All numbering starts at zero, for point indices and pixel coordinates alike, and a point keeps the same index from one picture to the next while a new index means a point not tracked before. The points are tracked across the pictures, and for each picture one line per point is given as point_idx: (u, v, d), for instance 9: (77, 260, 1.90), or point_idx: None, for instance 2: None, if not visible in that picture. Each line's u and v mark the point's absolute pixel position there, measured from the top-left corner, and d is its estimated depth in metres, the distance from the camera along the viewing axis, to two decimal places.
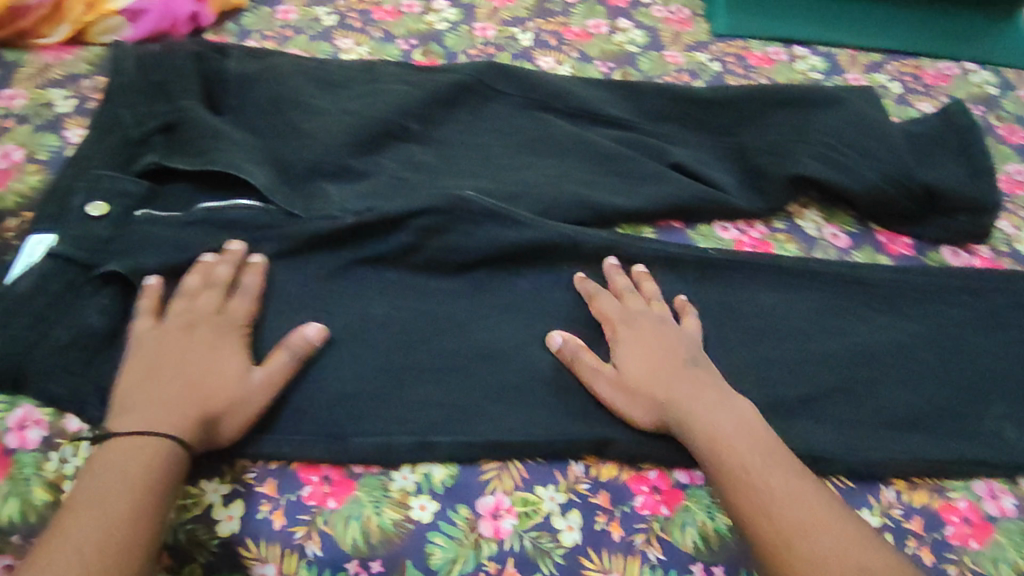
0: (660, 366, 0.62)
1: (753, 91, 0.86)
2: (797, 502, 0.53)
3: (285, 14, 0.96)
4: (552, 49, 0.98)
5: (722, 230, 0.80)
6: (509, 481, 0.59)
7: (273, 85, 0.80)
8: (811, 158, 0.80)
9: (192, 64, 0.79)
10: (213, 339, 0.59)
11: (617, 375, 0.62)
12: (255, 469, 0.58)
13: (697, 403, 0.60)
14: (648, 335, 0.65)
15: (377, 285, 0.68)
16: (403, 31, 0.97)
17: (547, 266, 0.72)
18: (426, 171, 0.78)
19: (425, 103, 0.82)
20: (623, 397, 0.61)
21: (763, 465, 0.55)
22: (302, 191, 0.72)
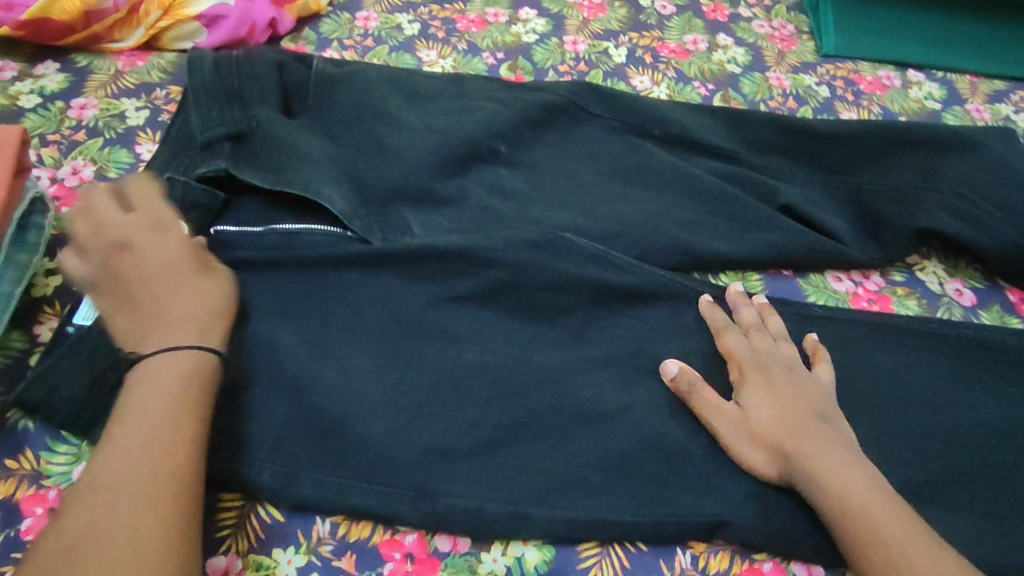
0: (790, 411, 0.57)
1: (877, 126, 0.78)
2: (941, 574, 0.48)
3: (365, 21, 0.91)
4: (647, 68, 0.92)
5: (835, 280, 0.73)
6: (610, 571, 0.54)
7: (357, 97, 0.75)
8: (941, 210, 0.72)
9: (272, 73, 0.73)
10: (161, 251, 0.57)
11: (741, 417, 0.58)
12: (332, 542, 0.54)
13: (829, 456, 0.54)
14: (779, 379, 0.59)
15: (469, 327, 0.62)
16: (489, 42, 0.91)
17: (650, 312, 0.65)
18: (517, 203, 0.72)
19: (516, 125, 0.76)
20: (747, 441, 0.57)
21: (900, 529, 0.50)
22: (386, 225, 0.67)
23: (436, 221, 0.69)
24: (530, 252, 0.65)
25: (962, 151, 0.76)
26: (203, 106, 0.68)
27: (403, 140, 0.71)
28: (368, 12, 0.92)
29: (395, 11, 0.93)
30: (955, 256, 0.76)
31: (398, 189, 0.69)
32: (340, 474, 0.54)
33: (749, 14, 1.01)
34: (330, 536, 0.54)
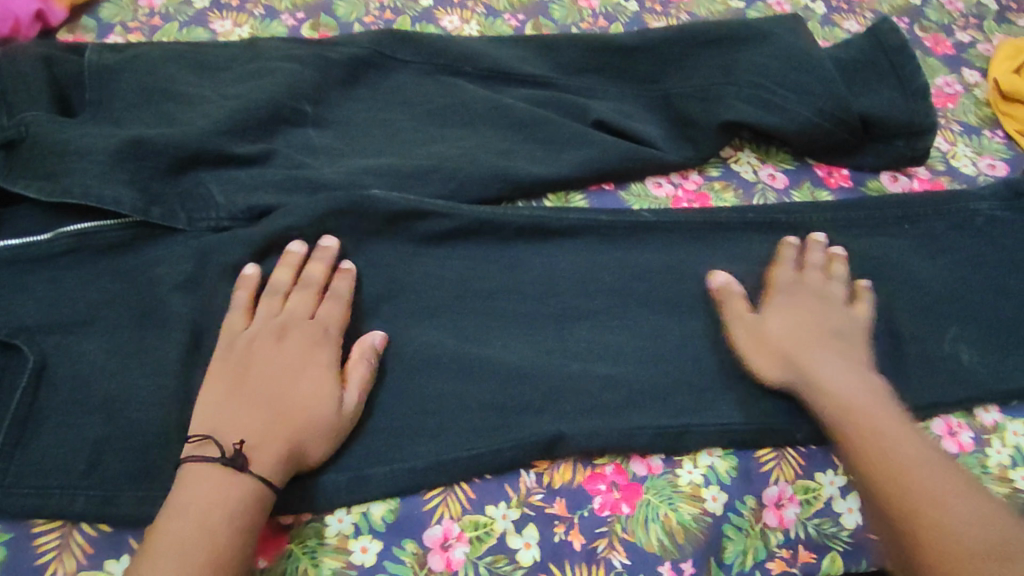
0: (800, 332, 0.60)
1: (674, 32, 0.80)
2: (933, 474, 0.51)
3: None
4: (456, 5, 0.90)
5: (656, 187, 0.75)
6: (457, 506, 0.54)
7: (140, 84, 0.70)
8: (742, 102, 0.75)
9: (40, 69, 0.68)
10: (306, 348, 0.56)
11: (760, 330, 0.61)
12: None
13: (840, 367, 0.58)
14: (805, 304, 0.63)
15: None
16: (287, 3, 0.87)
17: (469, 246, 0.65)
18: (327, 160, 0.70)
19: (317, 82, 0.73)
20: (756, 351, 0.60)
21: (896, 434, 0.54)
22: (185, 198, 0.63)
23: (234, 176, 0.65)
24: (338, 214, 0.62)
25: (756, 45, 0.78)
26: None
27: (194, 117, 0.68)
28: None
29: None
30: (768, 142, 0.80)
31: (189, 166, 0.65)
32: (165, 471, 0.53)
33: None
34: None
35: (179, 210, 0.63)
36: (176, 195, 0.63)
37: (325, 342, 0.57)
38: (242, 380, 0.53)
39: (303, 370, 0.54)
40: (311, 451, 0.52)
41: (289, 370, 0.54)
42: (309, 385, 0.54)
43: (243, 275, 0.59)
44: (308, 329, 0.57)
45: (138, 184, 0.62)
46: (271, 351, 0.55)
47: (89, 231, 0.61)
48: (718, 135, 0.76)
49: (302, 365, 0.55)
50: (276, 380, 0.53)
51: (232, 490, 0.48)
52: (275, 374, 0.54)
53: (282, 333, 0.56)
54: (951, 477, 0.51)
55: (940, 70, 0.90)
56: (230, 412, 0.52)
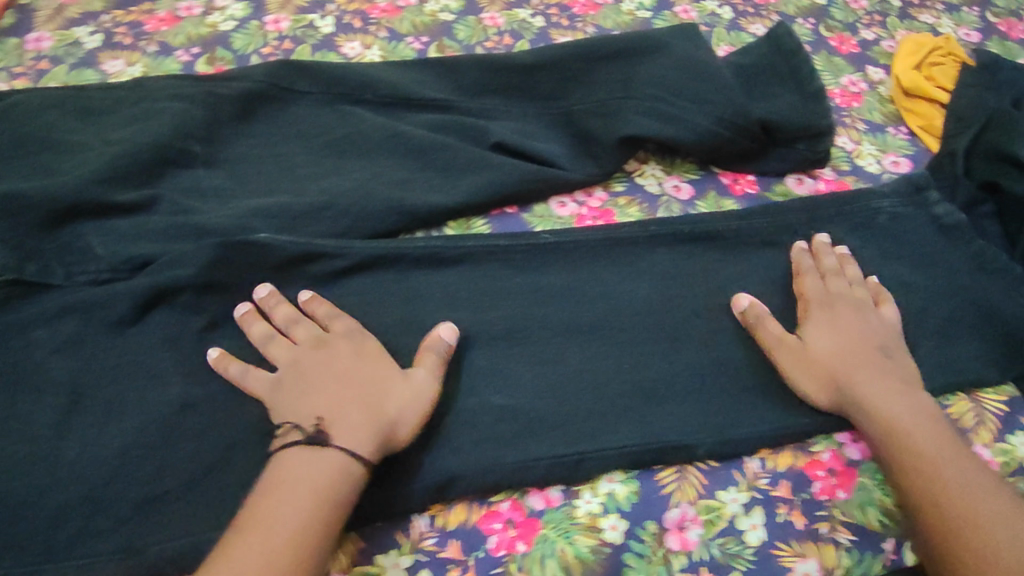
0: (849, 350, 0.62)
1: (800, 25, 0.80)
2: (988, 500, 0.54)
3: (276, 24, 0.89)
4: (567, 28, 0.94)
5: (798, 183, 0.78)
6: (693, 490, 0.58)
7: (306, 118, 0.77)
8: None
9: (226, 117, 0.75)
10: (535, 345, 0.61)
11: (806, 350, 0.63)
12: (433, 535, 0.56)
13: (887, 388, 0.60)
14: (843, 317, 0.64)
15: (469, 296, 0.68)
16: (408, 26, 0.91)
17: (641, 250, 0.72)
18: (487, 168, 0.73)
19: (471, 107, 0.79)
20: (802, 370, 0.62)
21: (943, 459, 0.56)
22: (366, 218, 0.68)
23: (418, 199, 0.70)
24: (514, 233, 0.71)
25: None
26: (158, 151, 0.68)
27: (365, 146, 0.75)
28: (275, 15, 0.90)
29: (305, 11, 0.91)
30: (881, 136, 0.86)
31: (367, 189, 0.70)
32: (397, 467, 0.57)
33: None
34: (429, 532, 0.56)
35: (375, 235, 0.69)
36: (358, 215, 0.68)
37: (552, 335, 0.63)
38: (465, 369, 0.59)
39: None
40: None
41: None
42: None
43: (436, 336, 0.62)
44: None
45: (328, 209, 0.68)
46: (498, 348, 0.61)
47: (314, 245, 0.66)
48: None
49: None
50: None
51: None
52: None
53: None
54: (1000, 505, 0.53)
55: (1019, 52, 0.99)
56: (476, 388, 0.58)
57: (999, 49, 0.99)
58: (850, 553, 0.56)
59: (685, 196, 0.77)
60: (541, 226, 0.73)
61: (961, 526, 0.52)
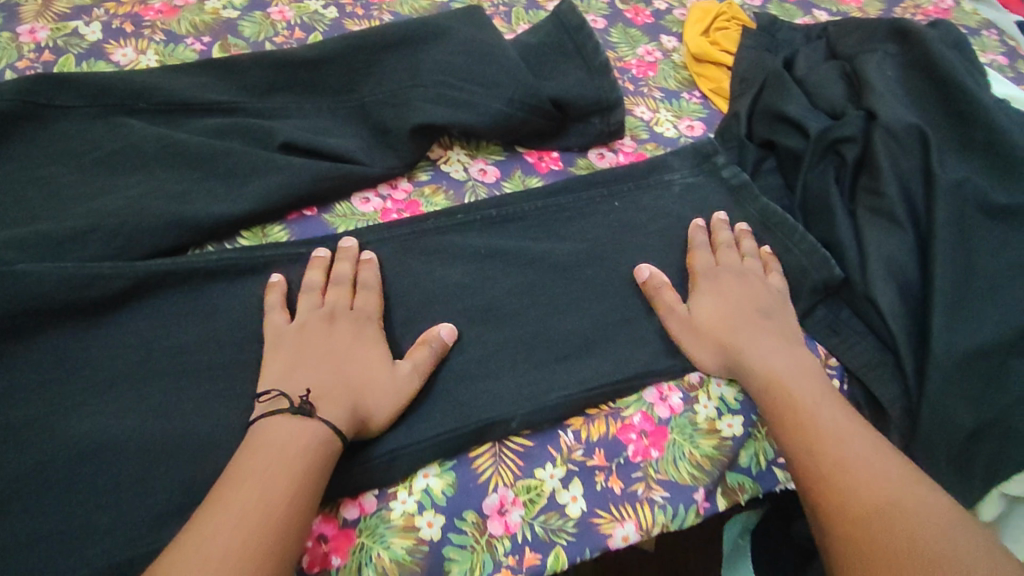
0: (732, 313, 0.65)
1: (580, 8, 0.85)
2: (849, 433, 0.56)
3: (31, 34, 0.80)
4: (362, 16, 0.91)
5: (599, 157, 0.82)
6: (509, 473, 0.59)
7: (67, 131, 0.70)
8: None
9: None
10: (354, 333, 0.61)
11: (689, 316, 0.66)
12: None
13: (763, 342, 0.63)
14: (727, 284, 0.68)
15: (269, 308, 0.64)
16: (188, 27, 0.85)
17: (449, 237, 0.71)
18: (277, 170, 0.69)
19: (257, 107, 0.75)
20: (691, 336, 0.65)
21: (811, 398, 0.59)
22: (140, 234, 0.63)
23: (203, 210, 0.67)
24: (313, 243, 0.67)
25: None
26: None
27: (138, 158, 0.69)
28: (32, 24, 0.81)
29: (67, 19, 0.83)
30: (677, 102, 0.89)
31: (143, 203, 0.65)
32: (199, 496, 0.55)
33: None
34: None
35: (158, 254, 0.64)
36: (133, 229, 0.63)
37: (368, 325, 0.62)
38: (298, 361, 0.58)
39: (358, 348, 0.60)
40: (371, 410, 0.57)
41: (346, 349, 0.59)
42: (368, 364, 0.59)
43: (269, 283, 0.64)
44: (352, 314, 0.62)
45: (99, 229, 0.62)
46: (323, 339, 0.60)
47: (103, 266, 0.60)
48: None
49: (355, 344, 0.60)
50: (346, 357, 0.59)
51: (309, 433, 0.53)
52: (336, 353, 0.59)
53: (329, 320, 0.61)
54: (869, 438, 0.56)
55: (796, 13, 1.05)
56: (303, 379, 0.56)
57: (777, 11, 1.05)
58: (665, 510, 0.59)
59: (491, 179, 0.77)
60: (342, 226, 0.71)
61: (846, 450, 0.54)
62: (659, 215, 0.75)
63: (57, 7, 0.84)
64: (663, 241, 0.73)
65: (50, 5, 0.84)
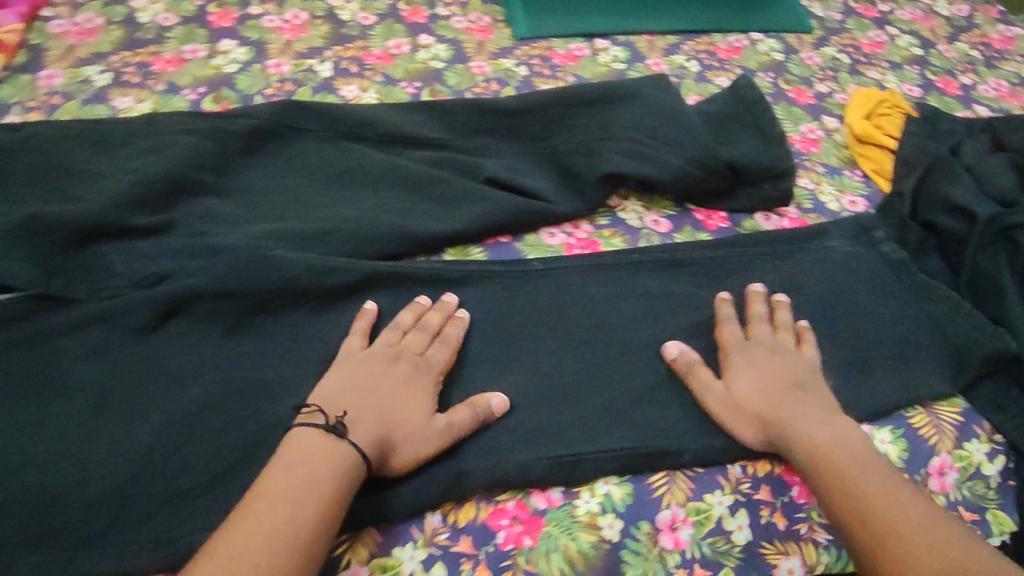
0: (758, 397, 0.65)
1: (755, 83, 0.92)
2: (867, 482, 0.58)
3: (277, 67, 0.95)
4: (548, 75, 1.02)
5: (765, 219, 0.86)
6: (681, 493, 0.62)
7: (305, 146, 0.82)
8: None
9: (235, 146, 0.78)
10: (405, 377, 0.62)
11: (728, 394, 0.66)
12: (447, 531, 0.58)
13: (809, 417, 0.63)
14: (760, 357, 0.68)
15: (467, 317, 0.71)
16: (402, 73, 0.97)
17: (629, 277, 0.77)
18: (482, 200, 0.78)
19: (463, 144, 0.84)
20: (730, 414, 0.65)
21: (863, 472, 0.59)
22: (366, 238, 0.72)
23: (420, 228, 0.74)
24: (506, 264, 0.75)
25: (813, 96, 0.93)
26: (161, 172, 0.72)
27: (366, 177, 0.79)
28: (278, 59, 0.96)
29: (304, 56, 0.97)
30: (840, 177, 0.94)
31: (371, 213, 0.75)
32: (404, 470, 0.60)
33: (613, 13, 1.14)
34: (442, 526, 0.59)
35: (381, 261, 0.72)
36: (360, 231, 0.72)
37: (426, 377, 0.64)
38: (361, 382, 0.61)
39: (403, 391, 0.61)
40: (393, 452, 0.58)
41: (396, 390, 0.61)
42: (416, 409, 0.60)
43: (363, 308, 0.68)
44: (416, 360, 0.64)
45: (331, 229, 0.72)
46: (389, 368, 0.62)
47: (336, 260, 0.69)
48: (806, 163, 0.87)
49: (408, 386, 0.62)
50: (371, 391, 0.60)
51: (339, 452, 0.55)
52: (386, 390, 0.61)
53: (394, 357, 0.63)
54: (917, 506, 0.56)
55: (956, 106, 1.09)
56: (355, 399, 0.59)
57: (939, 103, 1.09)
58: (828, 551, 0.62)
59: (663, 230, 0.83)
60: (532, 254, 0.78)
61: (874, 497, 0.57)
62: (826, 275, 0.78)
63: (296, 47, 0.98)
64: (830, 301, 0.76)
65: (290, 44, 0.98)
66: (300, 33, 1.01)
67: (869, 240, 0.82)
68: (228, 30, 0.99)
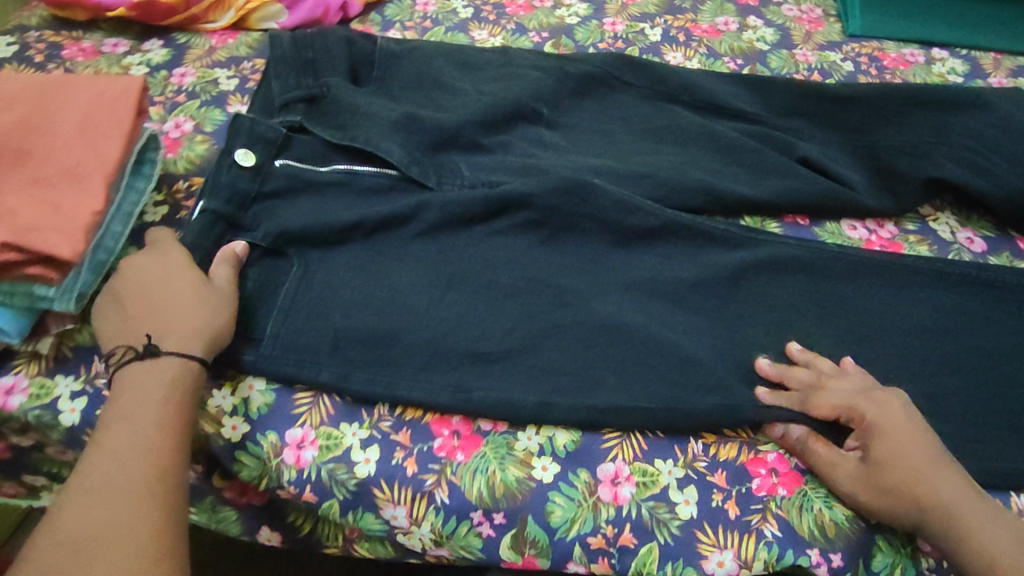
0: (923, 465, 0.57)
1: (891, 90, 0.85)
2: (992, 534, 0.54)
3: (424, 6, 1.01)
4: (681, 44, 0.99)
5: (850, 228, 0.79)
6: (631, 451, 0.61)
7: (417, 70, 0.84)
8: (952, 161, 0.79)
9: (342, 47, 0.81)
10: (160, 266, 0.62)
11: (876, 471, 0.57)
12: (391, 419, 0.62)
13: (950, 479, 0.57)
14: (896, 426, 0.58)
15: (505, 256, 0.69)
16: (535, 24, 1.00)
17: (673, 247, 0.73)
18: (554, 152, 0.80)
19: (555, 90, 0.84)
20: (887, 495, 0.57)
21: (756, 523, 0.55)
22: (438, 168, 0.75)
23: (481, 161, 0.77)
24: (562, 198, 0.71)
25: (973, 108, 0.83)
26: (281, 72, 0.78)
27: (452, 105, 0.80)
28: None
29: None
30: (969, 208, 0.81)
31: (445, 144, 0.77)
32: (390, 370, 0.62)
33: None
34: (390, 414, 0.62)
35: (432, 172, 0.74)
36: (432, 165, 0.75)
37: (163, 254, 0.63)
38: (127, 305, 0.59)
39: (167, 280, 0.60)
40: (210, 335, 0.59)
41: (160, 283, 0.60)
42: (183, 285, 0.60)
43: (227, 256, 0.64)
44: (147, 254, 0.62)
45: (408, 151, 0.74)
46: (130, 282, 0.60)
47: (346, 171, 0.73)
48: (923, 184, 0.79)
49: (163, 277, 0.61)
50: (168, 293, 0.59)
51: (138, 377, 0.54)
52: (151, 289, 0.60)
53: (131, 265, 0.62)
54: None
55: None
56: (126, 327, 0.58)
57: None
58: (771, 548, 0.58)
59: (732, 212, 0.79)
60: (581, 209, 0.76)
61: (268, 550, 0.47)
62: (890, 302, 0.72)
63: None
64: (883, 338, 0.69)
65: None
66: None
67: (963, 281, 0.73)
68: None
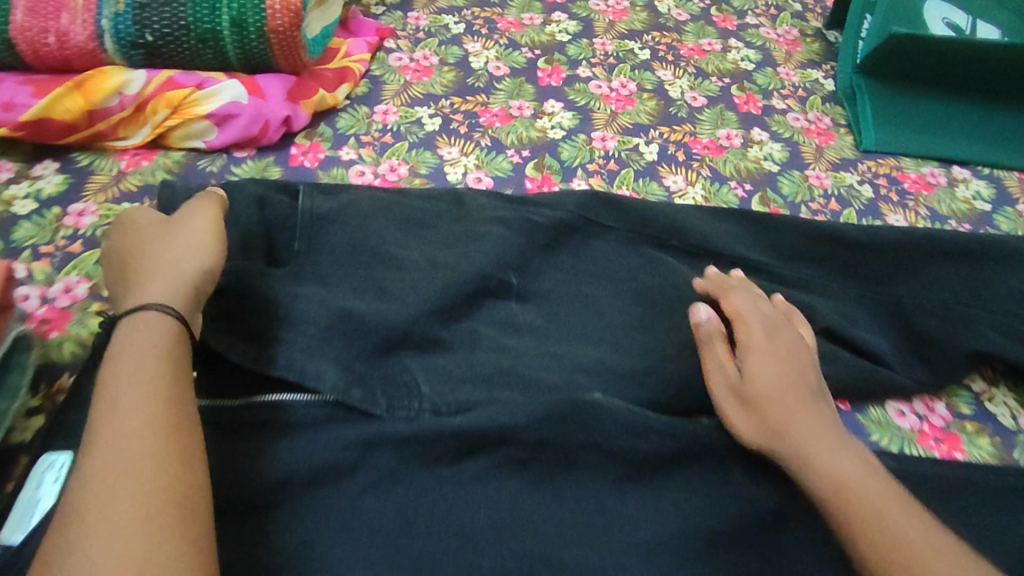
0: (785, 382, 0.58)
1: (917, 236, 0.75)
2: (890, 508, 0.48)
3: (383, 115, 0.86)
4: (680, 164, 0.86)
5: (899, 415, 0.67)
6: None
7: (349, 238, 0.68)
8: (991, 328, 0.69)
9: (257, 216, 0.68)
10: (165, 236, 0.58)
11: (738, 382, 0.60)
12: None
13: (805, 416, 0.55)
14: (784, 353, 0.60)
15: (485, 514, 0.53)
16: (514, 139, 0.86)
17: (695, 467, 0.58)
18: (530, 339, 0.66)
19: (522, 249, 0.72)
20: (741, 413, 0.58)
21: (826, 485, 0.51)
22: (389, 383, 0.61)
23: (443, 367, 0.62)
24: (555, 427, 0.56)
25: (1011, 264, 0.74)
26: None
27: (399, 291, 0.66)
28: (387, 105, 0.88)
29: (415, 104, 0.88)
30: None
31: (396, 346, 0.63)
32: None
33: (783, 105, 0.96)
34: None
35: (380, 395, 0.60)
36: (378, 377, 0.61)
37: (176, 229, 0.58)
38: (137, 260, 0.56)
39: (163, 243, 0.57)
40: (204, 273, 0.55)
41: (166, 244, 0.57)
42: (184, 248, 0.56)
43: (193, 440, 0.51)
44: (160, 232, 0.58)
45: (341, 363, 0.60)
46: (142, 246, 0.57)
47: (269, 400, 0.58)
48: (956, 363, 0.68)
49: (161, 240, 0.57)
50: (161, 257, 0.55)
51: (144, 326, 0.50)
52: (159, 244, 0.57)
53: (144, 241, 0.57)
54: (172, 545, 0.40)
55: None
56: (140, 269, 0.55)
57: None
58: None
59: None
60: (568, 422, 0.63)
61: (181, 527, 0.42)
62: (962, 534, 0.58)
63: (413, 90, 0.90)
64: None
65: (408, 87, 0.90)
66: (423, 77, 0.92)
67: None
68: (360, 45, 0.92)
